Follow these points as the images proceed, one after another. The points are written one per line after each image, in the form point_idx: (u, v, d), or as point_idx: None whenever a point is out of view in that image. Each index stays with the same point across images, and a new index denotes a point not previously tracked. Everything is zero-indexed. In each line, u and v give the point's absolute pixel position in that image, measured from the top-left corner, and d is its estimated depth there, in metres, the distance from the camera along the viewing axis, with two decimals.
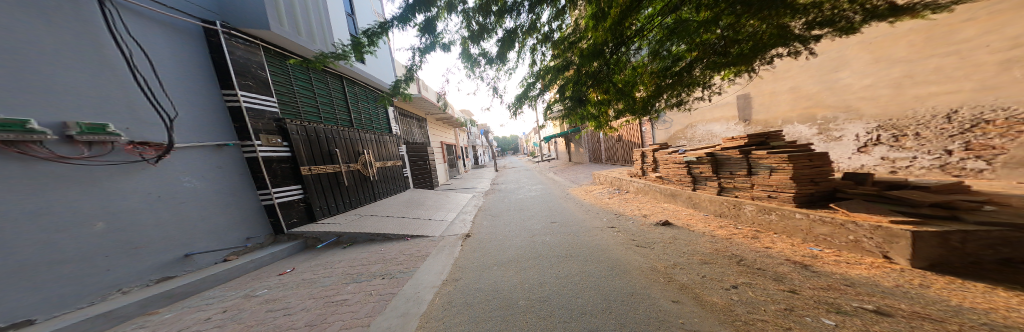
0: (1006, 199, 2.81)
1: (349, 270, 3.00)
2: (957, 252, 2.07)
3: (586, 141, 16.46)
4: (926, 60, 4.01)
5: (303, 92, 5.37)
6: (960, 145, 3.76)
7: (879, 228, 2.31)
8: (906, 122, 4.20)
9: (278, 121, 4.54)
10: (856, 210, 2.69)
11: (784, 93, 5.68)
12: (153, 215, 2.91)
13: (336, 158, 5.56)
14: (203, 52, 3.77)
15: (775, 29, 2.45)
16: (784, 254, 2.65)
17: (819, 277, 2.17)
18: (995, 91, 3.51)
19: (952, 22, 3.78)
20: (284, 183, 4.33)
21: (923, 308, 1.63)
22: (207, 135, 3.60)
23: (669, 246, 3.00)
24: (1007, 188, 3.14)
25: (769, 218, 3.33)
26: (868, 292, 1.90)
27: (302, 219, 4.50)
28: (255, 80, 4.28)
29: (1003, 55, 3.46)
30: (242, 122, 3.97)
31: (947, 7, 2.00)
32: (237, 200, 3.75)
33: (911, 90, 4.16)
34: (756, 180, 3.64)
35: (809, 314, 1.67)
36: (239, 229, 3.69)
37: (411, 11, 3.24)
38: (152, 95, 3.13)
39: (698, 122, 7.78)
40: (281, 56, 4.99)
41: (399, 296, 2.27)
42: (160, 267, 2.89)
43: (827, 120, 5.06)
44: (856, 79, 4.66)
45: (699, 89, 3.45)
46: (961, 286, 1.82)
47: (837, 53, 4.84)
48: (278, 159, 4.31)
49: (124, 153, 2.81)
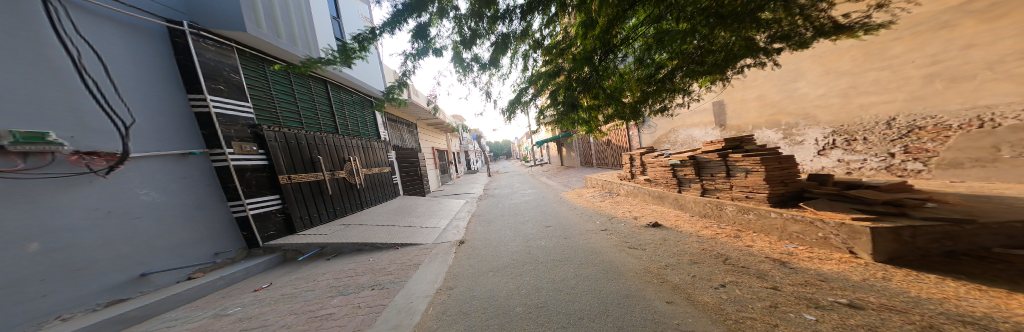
0: (943, 197, 3.15)
1: (335, 282, 2.80)
2: (908, 245, 2.28)
3: (578, 145, 16.79)
4: (865, 73, 4.48)
5: (282, 97, 5.09)
6: (900, 149, 4.21)
7: (842, 224, 2.49)
8: (855, 128, 4.65)
9: (253, 127, 4.25)
10: (821, 209, 2.90)
11: (752, 101, 6.15)
12: (101, 232, 2.59)
13: (319, 165, 5.29)
14: (166, 54, 3.49)
15: (744, 41, 2.63)
16: (764, 252, 2.78)
17: (797, 273, 2.29)
18: (923, 102, 3.99)
19: (883, 41, 4.30)
20: (259, 194, 4.02)
21: (889, 301, 1.75)
22: (169, 143, 3.29)
23: (659, 247, 3.07)
24: (942, 186, 3.55)
25: (748, 217, 3.51)
26: (841, 286, 2.02)
27: (280, 230, 4.20)
28: (227, 84, 4.00)
29: (925, 70, 3.95)
30: (210, 129, 3.67)
31: (878, 28, 2.28)
32: (205, 213, 3.43)
33: (856, 100, 4.62)
34: (735, 182, 3.85)
35: (793, 310, 1.75)
36: (207, 244, 3.37)
37: (403, 16, 3.20)
38: (104, 99, 2.83)
39: (680, 127, 8.21)
40: (258, 59, 4.72)
41: (391, 307, 2.14)
42: (109, 290, 2.56)
43: (790, 126, 5.53)
44: (811, 89, 5.15)
45: (680, 95, 3.62)
46: (916, 278, 1.99)
47: (794, 65, 5.33)
48: (252, 169, 4.01)
49: (67, 165, 2.49)
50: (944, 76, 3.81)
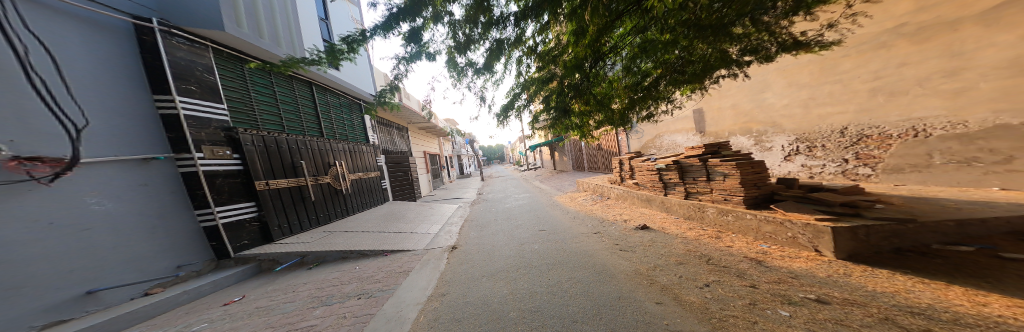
0: (891, 199, 3.51)
1: (316, 293, 2.63)
2: (864, 244, 2.49)
3: (570, 150, 17.11)
4: (822, 86, 4.93)
5: (261, 98, 4.78)
6: (852, 155, 4.65)
7: (808, 225, 2.70)
8: (815, 136, 5.08)
9: (227, 130, 3.95)
10: (789, 210, 3.12)
11: (727, 109, 6.55)
12: (40, 245, 2.28)
13: (300, 170, 5.01)
14: (131, 53, 3.20)
15: (719, 53, 2.81)
16: (742, 252, 2.95)
17: (771, 272, 2.44)
18: (869, 113, 4.42)
19: (834, 56, 4.74)
20: (231, 201, 3.71)
21: (851, 295, 1.90)
22: (130, 147, 2.99)
23: (649, 249, 3.16)
24: (887, 189, 3.95)
25: (727, 219, 3.70)
26: (809, 283, 2.17)
27: (255, 240, 3.90)
28: (199, 85, 3.69)
29: (871, 85, 4.39)
30: (178, 132, 3.36)
31: (830, 46, 2.55)
32: (168, 223, 3.13)
33: (815, 110, 5.05)
34: (715, 185, 4.05)
35: (769, 307, 1.85)
36: (169, 256, 3.07)
37: (396, 20, 3.13)
38: (53, 100, 2.53)
39: (664, 133, 8.59)
40: (237, 59, 4.43)
41: (379, 317, 2.04)
42: (49, 311, 2.24)
43: (760, 133, 5.94)
44: (777, 99, 5.59)
45: (664, 102, 3.78)
46: (872, 273, 2.18)
47: (762, 77, 5.78)
48: (224, 174, 3.70)
49: (5, 172, 2.17)
50: (885, 90, 4.25)
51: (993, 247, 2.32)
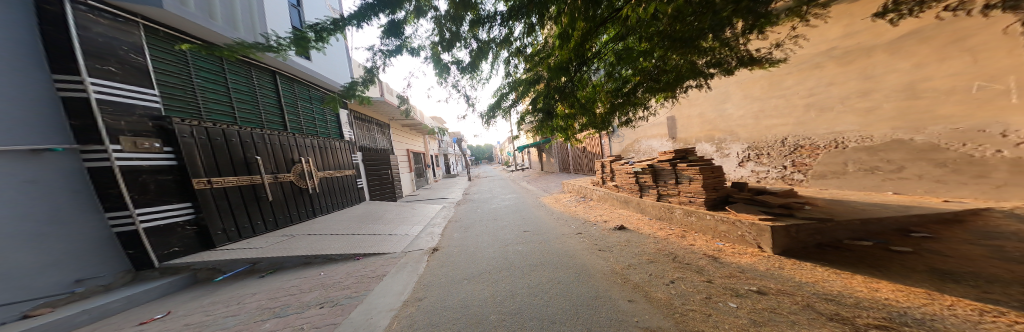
0: (816, 201, 4.11)
1: (268, 303, 2.41)
2: (795, 240, 2.89)
3: (556, 151, 17.33)
4: (770, 99, 5.50)
5: (207, 86, 4.22)
6: (790, 162, 5.30)
7: (754, 224, 3.05)
8: (762, 144, 5.69)
9: (159, 121, 3.47)
10: (740, 211, 3.51)
11: (695, 118, 7.06)
12: None
13: (254, 167, 4.57)
14: (25, 23, 2.62)
15: (689, 65, 2.99)
16: (701, 249, 3.26)
17: (724, 267, 2.73)
18: (805, 126, 5.03)
19: (779, 74, 5.32)
20: (158, 202, 3.23)
21: (783, 286, 2.19)
22: (12, 135, 2.43)
23: (624, 249, 3.35)
24: (814, 193, 4.58)
25: (690, 219, 4.04)
26: (752, 276, 2.46)
27: (190, 247, 3.45)
28: (121, 65, 3.17)
29: (807, 101, 4.98)
30: (86, 119, 2.79)
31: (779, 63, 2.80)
32: (66, 225, 2.62)
33: (765, 121, 5.63)
34: (682, 188, 4.38)
35: (721, 299, 2.08)
36: (69, 266, 2.59)
37: (372, 11, 2.84)
38: None
39: (642, 137, 9.05)
40: (175, 38, 3.87)
41: (346, 325, 1.94)
42: None
43: (720, 140, 6.52)
44: (735, 109, 6.15)
45: (642, 109, 3.96)
46: (800, 266, 2.53)
47: (724, 89, 6.31)
48: (149, 171, 3.21)
49: None
50: (817, 106, 4.86)
51: (886, 241, 2.84)
